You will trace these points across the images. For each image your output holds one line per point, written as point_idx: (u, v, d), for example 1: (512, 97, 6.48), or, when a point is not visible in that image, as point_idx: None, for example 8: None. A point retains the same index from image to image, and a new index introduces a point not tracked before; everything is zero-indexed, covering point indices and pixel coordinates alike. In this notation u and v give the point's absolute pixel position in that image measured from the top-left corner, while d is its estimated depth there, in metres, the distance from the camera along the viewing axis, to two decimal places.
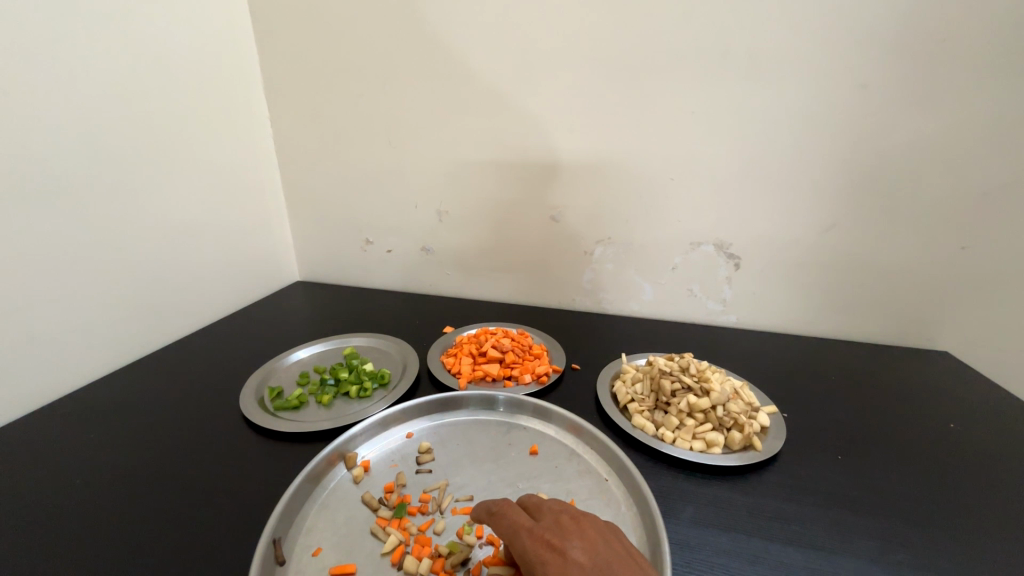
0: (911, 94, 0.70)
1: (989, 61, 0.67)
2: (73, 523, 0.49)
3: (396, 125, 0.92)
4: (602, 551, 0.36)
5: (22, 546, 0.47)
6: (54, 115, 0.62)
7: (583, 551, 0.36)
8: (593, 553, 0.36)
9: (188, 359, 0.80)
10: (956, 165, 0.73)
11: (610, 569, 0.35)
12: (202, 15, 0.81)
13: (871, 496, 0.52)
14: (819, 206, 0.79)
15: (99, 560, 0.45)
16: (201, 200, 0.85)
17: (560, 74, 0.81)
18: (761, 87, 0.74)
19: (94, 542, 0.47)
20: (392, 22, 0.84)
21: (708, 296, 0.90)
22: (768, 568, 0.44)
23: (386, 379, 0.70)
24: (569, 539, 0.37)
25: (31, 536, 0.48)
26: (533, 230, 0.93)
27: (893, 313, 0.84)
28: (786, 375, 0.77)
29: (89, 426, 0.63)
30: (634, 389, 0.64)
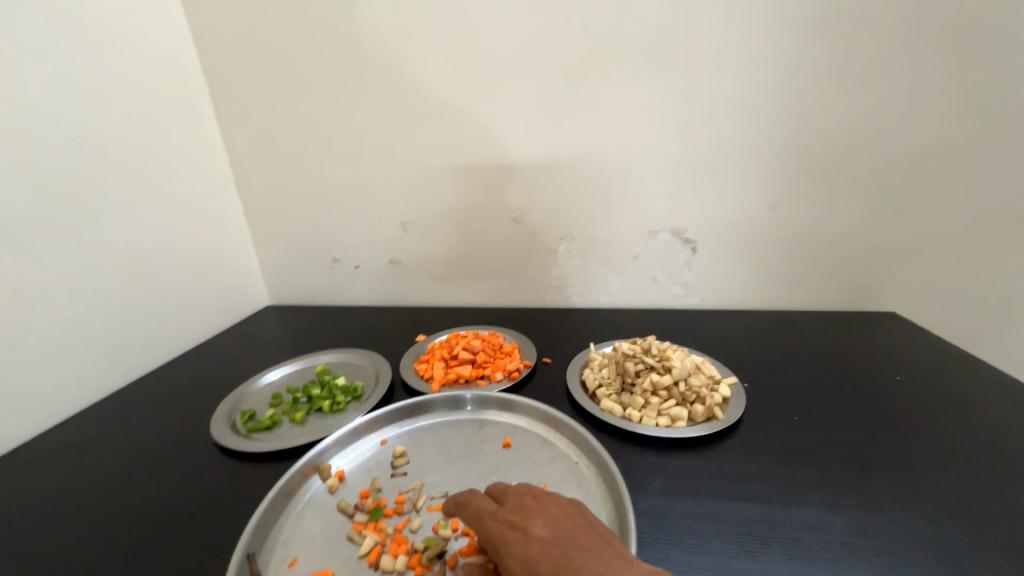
0: (830, 76, 0.76)
1: (895, 41, 0.73)
2: (42, 566, 0.48)
3: (354, 142, 0.93)
4: (562, 524, 0.40)
5: None
6: None
7: (544, 526, 0.40)
8: (553, 527, 0.40)
9: (157, 393, 0.79)
10: (880, 138, 0.78)
11: (570, 539, 0.38)
12: (146, 48, 0.81)
13: (823, 451, 0.57)
14: (762, 186, 0.84)
15: None
16: (159, 232, 0.84)
17: (508, 80, 0.83)
18: (695, 79, 0.79)
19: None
20: (340, 42, 0.86)
21: (670, 281, 0.93)
22: (731, 525, 0.47)
23: (359, 391, 0.71)
24: (532, 517, 0.40)
25: None
26: (497, 233, 0.95)
27: (842, 281, 0.89)
28: (748, 349, 0.80)
29: (55, 469, 0.62)
30: (601, 374, 0.67)
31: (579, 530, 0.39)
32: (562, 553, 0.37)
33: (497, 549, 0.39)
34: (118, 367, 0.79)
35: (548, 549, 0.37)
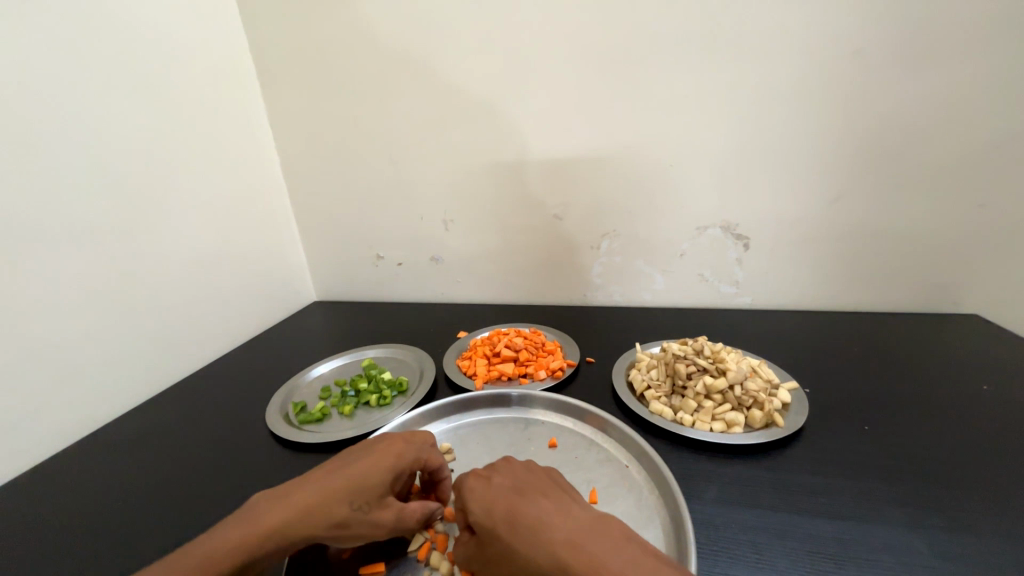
0: (907, 55, 0.69)
1: (986, 14, 0.66)
2: (122, 544, 0.52)
3: (397, 141, 0.94)
4: (526, 476, 0.43)
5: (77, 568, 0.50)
6: (78, 165, 0.66)
7: (507, 478, 0.43)
8: (516, 479, 0.43)
9: (217, 384, 0.84)
10: (964, 122, 0.71)
11: (530, 490, 0.41)
12: (207, 56, 0.86)
13: (900, 466, 0.52)
14: (825, 178, 0.78)
15: None
16: (217, 232, 0.89)
17: (550, 75, 0.82)
18: (750, 66, 0.74)
19: (144, 561, 0.50)
20: (384, 43, 0.87)
21: (720, 280, 0.89)
22: (797, 541, 0.44)
23: (404, 386, 0.72)
24: (495, 471, 0.44)
25: (84, 559, 0.51)
26: (538, 229, 0.94)
27: (914, 280, 0.82)
28: (807, 352, 0.75)
29: (129, 454, 0.67)
30: (649, 375, 0.65)
31: (543, 485, 0.42)
32: (516, 497, 0.40)
33: (462, 491, 0.42)
34: (183, 359, 0.84)
35: (504, 494, 0.40)
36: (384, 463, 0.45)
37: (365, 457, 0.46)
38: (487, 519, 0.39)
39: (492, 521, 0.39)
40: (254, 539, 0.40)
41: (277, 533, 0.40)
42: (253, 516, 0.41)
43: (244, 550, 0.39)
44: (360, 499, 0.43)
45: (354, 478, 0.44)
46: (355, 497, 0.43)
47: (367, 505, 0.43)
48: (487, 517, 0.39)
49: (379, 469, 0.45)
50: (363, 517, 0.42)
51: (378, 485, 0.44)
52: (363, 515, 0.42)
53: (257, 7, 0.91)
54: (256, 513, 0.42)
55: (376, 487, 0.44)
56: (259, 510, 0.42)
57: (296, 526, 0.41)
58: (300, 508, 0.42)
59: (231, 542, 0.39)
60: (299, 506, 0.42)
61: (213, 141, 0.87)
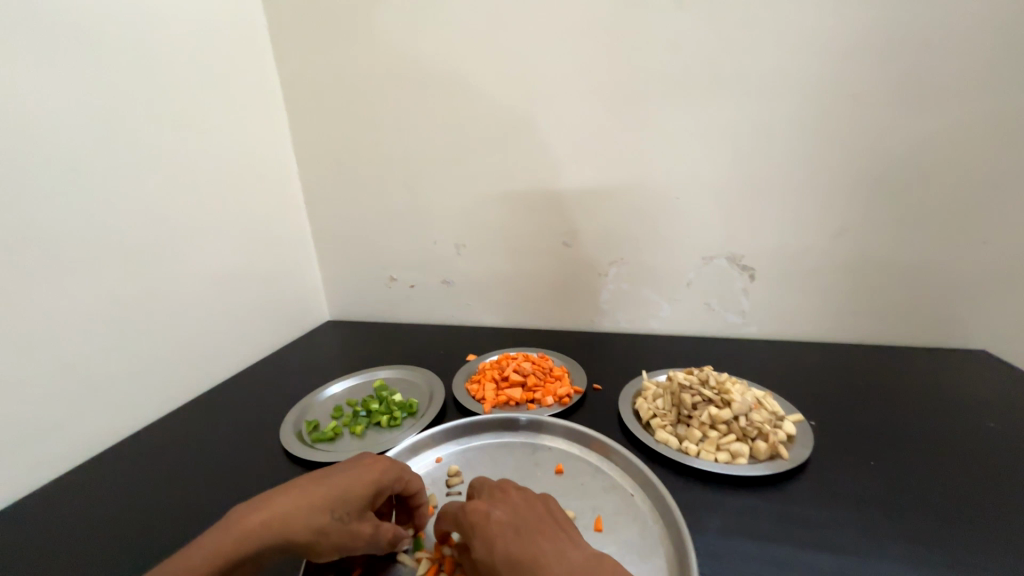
0: (904, 98, 0.72)
1: (979, 61, 0.69)
2: (138, 557, 0.54)
3: (413, 170, 0.99)
4: (522, 511, 0.43)
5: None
6: (115, 190, 0.71)
7: (505, 512, 0.43)
8: (516, 515, 0.43)
9: (233, 401, 0.86)
10: (963, 161, 0.73)
11: (526, 526, 0.42)
12: (237, 90, 0.92)
13: (907, 502, 0.52)
14: (828, 212, 0.80)
15: None
16: (238, 253, 0.93)
17: (560, 111, 0.87)
18: (752, 106, 0.78)
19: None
20: (405, 79, 0.93)
21: (726, 309, 0.91)
22: (801, 575, 0.44)
23: (414, 408, 0.74)
24: (493, 505, 0.44)
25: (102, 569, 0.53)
26: (547, 256, 0.97)
27: (921, 312, 0.83)
28: (812, 383, 0.76)
29: (147, 468, 0.69)
30: (655, 404, 0.66)
31: (539, 521, 0.42)
32: (517, 537, 0.40)
33: (468, 529, 0.43)
34: (200, 375, 0.87)
35: (506, 534, 0.41)
36: (367, 476, 0.47)
37: (348, 470, 0.47)
38: (491, 559, 0.40)
39: (498, 561, 0.39)
40: (234, 541, 0.39)
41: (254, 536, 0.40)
42: (232, 520, 0.41)
43: (225, 554, 0.39)
44: (340, 509, 0.44)
45: (336, 488, 0.45)
46: (335, 507, 0.44)
47: (347, 516, 0.44)
48: (491, 555, 0.40)
49: (362, 483, 0.46)
50: (343, 527, 0.43)
51: (358, 496, 0.45)
52: (342, 525, 0.44)
53: (288, 45, 0.98)
54: (234, 517, 0.41)
55: (357, 498, 0.45)
56: (239, 514, 0.42)
57: (276, 532, 0.41)
58: (282, 512, 0.42)
59: (212, 545, 0.39)
60: (281, 512, 0.42)
61: (240, 169, 0.93)
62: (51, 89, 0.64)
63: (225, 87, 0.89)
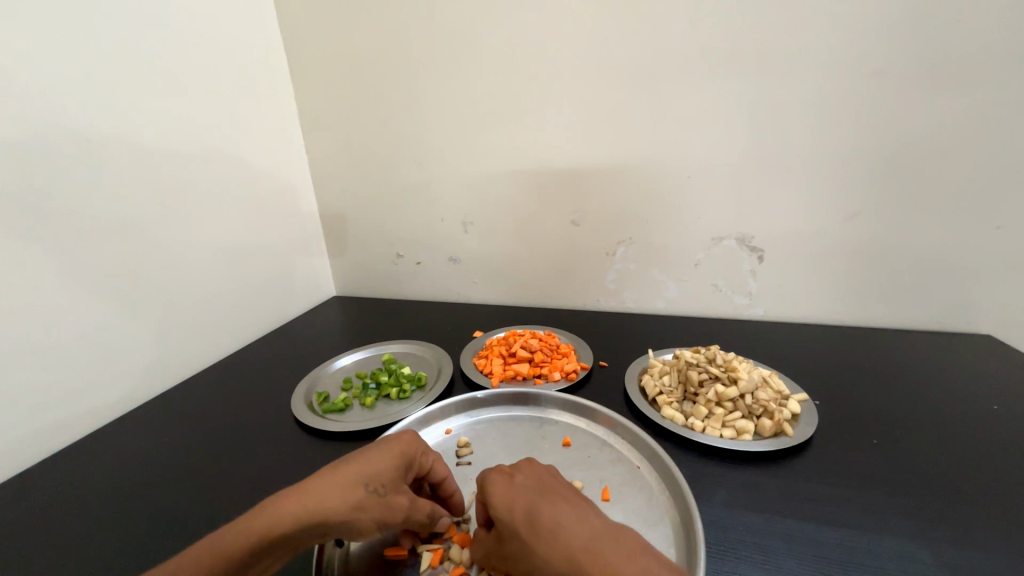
0: (928, 76, 0.70)
1: (1010, 36, 0.66)
2: (159, 519, 0.56)
3: (421, 145, 0.97)
4: (545, 480, 0.45)
5: (119, 538, 0.54)
6: (122, 161, 0.71)
7: (529, 478, 0.45)
8: (539, 482, 0.45)
9: (244, 373, 0.88)
10: (985, 143, 0.72)
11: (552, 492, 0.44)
12: (240, 59, 0.90)
13: (907, 479, 0.53)
14: (841, 194, 0.79)
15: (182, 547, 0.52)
16: (245, 227, 0.93)
17: (573, 85, 0.84)
18: (770, 84, 0.76)
19: (183, 535, 0.54)
20: (413, 49, 0.90)
21: (734, 291, 0.91)
22: (802, 545, 0.46)
23: (422, 382, 0.75)
24: (520, 471, 0.46)
25: (125, 530, 0.55)
26: (556, 235, 0.96)
27: (930, 296, 0.82)
28: (818, 364, 0.77)
29: (161, 437, 0.71)
30: (662, 381, 0.66)
31: (565, 492, 0.44)
32: (539, 498, 0.43)
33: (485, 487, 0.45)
34: (209, 347, 0.88)
35: (527, 493, 0.43)
36: (397, 450, 0.47)
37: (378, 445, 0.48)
38: (512, 519, 0.41)
39: (518, 517, 0.41)
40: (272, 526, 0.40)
41: (291, 515, 0.40)
42: (266, 506, 0.41)
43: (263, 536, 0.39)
44: (374, 483, 0.44)
45: (367, 465, 0.45)
46: (369, 482, 0.44)
47: (381, 489, 0.44)
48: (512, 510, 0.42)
49: (393, 458, 0.46)
50: (379, 501, 0.44)
51: (392, 471, 0.46)
52: (378, 498, 0.44)
53: (290, 11, 0.95)
54: (267, 503, 0.41)
55: (389, 473, 0.45)
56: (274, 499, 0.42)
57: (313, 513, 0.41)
58: (320, 497, 0.42)
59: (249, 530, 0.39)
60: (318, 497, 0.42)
61: (246, 141, 0.92)
62: (50, 55, 0.62)
63: (229, 55, 0.87)
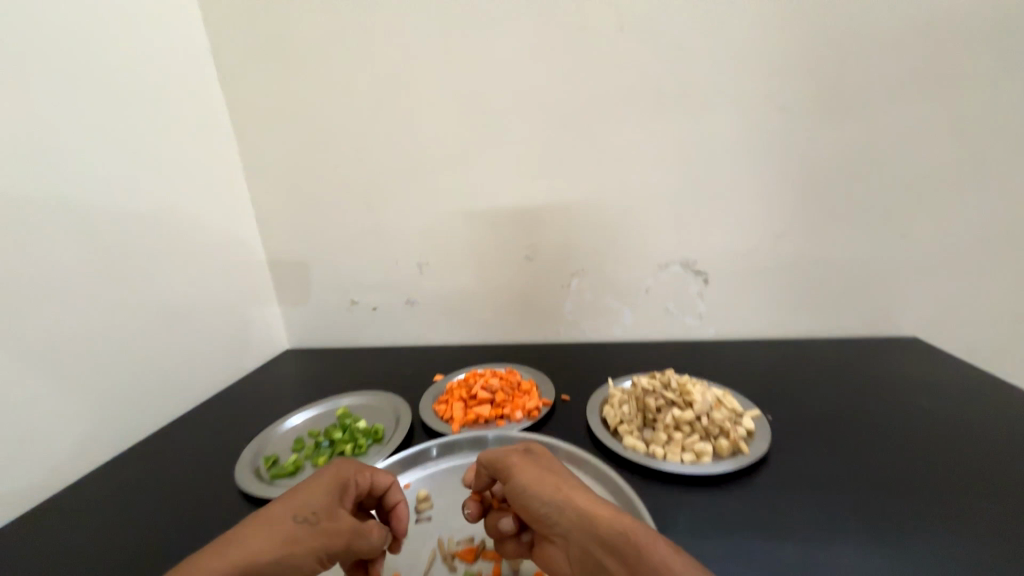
0: (826, 111, 0.79)
1: (885, 79, 0.77)
2: None
3: (371, 191, 0.98)
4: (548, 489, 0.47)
5: None
6: (48, 221, 0.67)
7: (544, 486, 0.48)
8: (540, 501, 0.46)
9: (185, 439, 0.80)
10: (881, 167, 0.81)
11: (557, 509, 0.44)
12: (182, 112, 0.88)
13: (859, 485, 0.55)
14: (769, 217, 0.85)
15: None
16: (188, 283, 0.88)
17: (516, 128, 0.89)
18: (695, 121, 0.83)
19: None
20: (360, 100, 0.92)
21: (684, 313, 0.94)
22: (767, 565, 0.46)
23: (380, 434, 0.71)
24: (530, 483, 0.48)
25: None
26: (511, 271, 0.97)
27: (859, 306, 0.89)
28: (768, 379, 0.80)
29: (83, 524, 0.63)
30: (622, 410, 0.66)
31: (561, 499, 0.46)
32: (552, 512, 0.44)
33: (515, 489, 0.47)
34: (146, 415, 0.81)
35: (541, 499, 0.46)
36: (322, 479, 0.47)
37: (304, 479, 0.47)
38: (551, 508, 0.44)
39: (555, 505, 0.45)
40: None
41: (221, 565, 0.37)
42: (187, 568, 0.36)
43: None
44: (305, 513, 0.43)
45: (291, 500, 0.44)
46: (301, 512, 0.43)
47: (315, 515, 0.43)
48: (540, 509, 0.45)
49: (320, 488, 0.46)
50: (313, 528, 0.42)
51: (325, 499, 0.45)
52: (313, 525, 0.42)
53: (234, 66, 0.95)
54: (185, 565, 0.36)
55: (320, 501, 0.45)
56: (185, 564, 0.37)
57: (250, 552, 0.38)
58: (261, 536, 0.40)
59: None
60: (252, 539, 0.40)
61: (188, 194, 0.89)
62: None
63: (170, 109, 0.86)
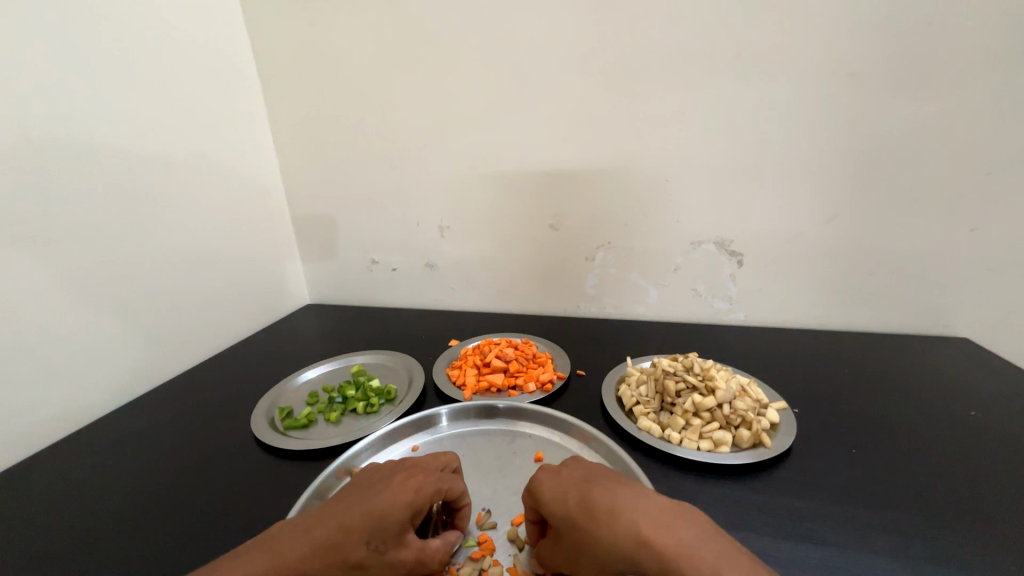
0: (903, 80, 0.70)
1: (980, 44, 0.67)
2: (101, 533, 0.52)
3: (395, 148, 0.95)
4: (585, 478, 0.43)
5: (56, 554, 0.50)
6: (76, 157, 0.66)
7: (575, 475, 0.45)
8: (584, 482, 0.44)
9: (207, 382, 0.82)
10: (957, 149, 0.72)
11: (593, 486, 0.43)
12: (204, 54, 0.85)
13: (887, 489, 0.52)
14: (818, 198, 0.78)
15: (121, 562, 0.49)
16: (211, 230, 0.88)
17: (551, 85, 0.83)
18: (751, 85, 0.75)
19: (122, 552, 0.50)
20: (388, 49, 0.87)
21: (713, 295, 0.89)
22: (781, 565, 0.44)
23: (392, 394, 0.72)
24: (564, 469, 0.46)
25: (63, 546, 0.51)
26: (533, 240, 0.94)
27: (905, 301, 0.82)
28: (798, 371, 0.76)
29: (109, 450, 0.66)
30: (639, 391, 0.65)
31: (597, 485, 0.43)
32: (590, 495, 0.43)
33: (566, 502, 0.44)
34: (173, 358, 0.83)
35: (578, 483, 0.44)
36: (403, 498, 0.42)
37: (384, 489, 0.43)
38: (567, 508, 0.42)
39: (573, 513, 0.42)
40: None
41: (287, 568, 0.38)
42: (267, 556, 0.39)
43: None
44: (376, 537, 0.40)
45: (369, 510, 0.41)
46: (371, 537, 0.40)
47: (385, 543, 0.40)
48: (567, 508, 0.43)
49: (396, 500, 0.42)
50: (380, 558, 0.40)
51: (394, 522, 0.41)
52: (380, 553, 0.40)
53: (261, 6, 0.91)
54: (281, 541, 0.40)
55: (394, 524, 0.41)
56: (260, 559, 0.38)
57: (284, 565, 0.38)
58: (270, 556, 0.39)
59: None
60: (268, 553, 0.39)
61: (211, 141, 0.87)
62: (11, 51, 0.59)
63: (191, 49, 0.82)
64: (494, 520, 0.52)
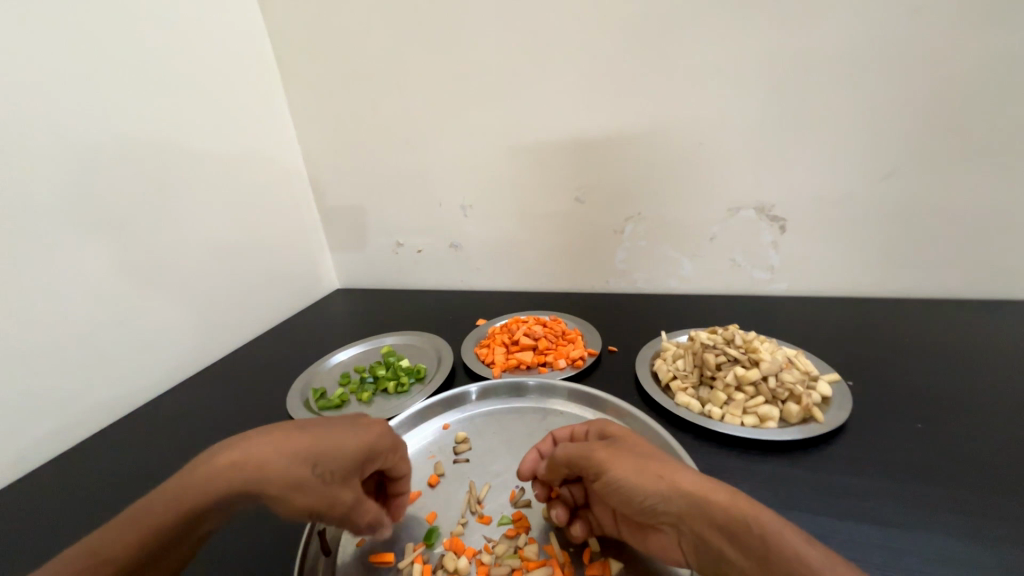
0: (976, 10, 0.62)
1: None
2: None
3: (414, 126, 0.93)
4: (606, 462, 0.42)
5: None
6: (110, 150, 0.68)
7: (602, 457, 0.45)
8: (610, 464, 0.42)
9: (245, 366, 0.85)
10: None
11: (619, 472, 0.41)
12: (223, 42, 0.85)
13: (957, 466, 0.48)
14: (873, 152, 0.71)
15: None
16: (241, 219, 0.90)
17: (573, 49, 0.78)
18: (795, 30, 0.68)
19: None
20: (403, 23, 0.85)
21: (753, 265, 0.84)
22: (839, 547, 0.41)
23: (422, 374, 0.72)
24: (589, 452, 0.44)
25: None
26: (559, 215, 0.91)
27: (974, 264, 0.75)
28: (849, 343, 0.70)
29: (158, 431, 0.69)
30: (675, 365, 0.62)
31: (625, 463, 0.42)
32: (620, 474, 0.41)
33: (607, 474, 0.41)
34: (214, 343, 0.86)
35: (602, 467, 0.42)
36: (364, 436, 0.42)
37: (345, 426, 0.42)
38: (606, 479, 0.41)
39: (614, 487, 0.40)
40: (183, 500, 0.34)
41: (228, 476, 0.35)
42: (211, 462, 0.36)
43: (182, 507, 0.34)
44: (322, 466, 0.38)
45: (329, 440, 0.40)
46: (319, 465, 0.38)
47: (329, 476, 0.38)
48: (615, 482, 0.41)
49: (357, 442, 0.41)
50: (318, 489, 0.38)
51: (345, 457, 0.40)
52: (320, 486, 0.38)
53: None
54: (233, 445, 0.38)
55: (346, 459, 0.40)
56: (211, 457, 0.37)
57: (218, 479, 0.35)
58: (202, 466, 0.36)
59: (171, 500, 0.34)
60: (203, 464, 0.36)
61: (235, 129, 0.88)
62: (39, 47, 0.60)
63: (210, 37, 0.82)
64: (528, 497, 0.52)
